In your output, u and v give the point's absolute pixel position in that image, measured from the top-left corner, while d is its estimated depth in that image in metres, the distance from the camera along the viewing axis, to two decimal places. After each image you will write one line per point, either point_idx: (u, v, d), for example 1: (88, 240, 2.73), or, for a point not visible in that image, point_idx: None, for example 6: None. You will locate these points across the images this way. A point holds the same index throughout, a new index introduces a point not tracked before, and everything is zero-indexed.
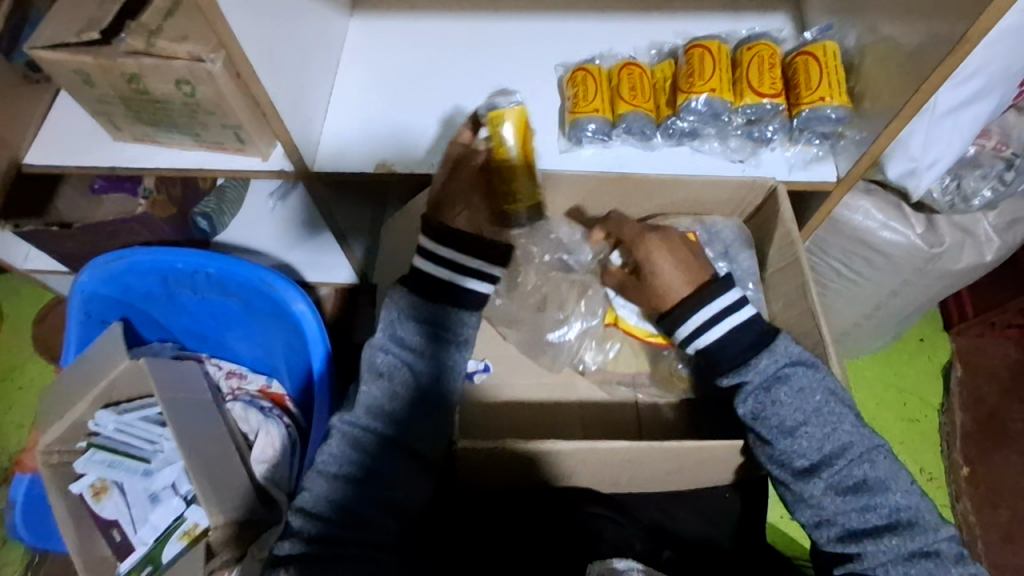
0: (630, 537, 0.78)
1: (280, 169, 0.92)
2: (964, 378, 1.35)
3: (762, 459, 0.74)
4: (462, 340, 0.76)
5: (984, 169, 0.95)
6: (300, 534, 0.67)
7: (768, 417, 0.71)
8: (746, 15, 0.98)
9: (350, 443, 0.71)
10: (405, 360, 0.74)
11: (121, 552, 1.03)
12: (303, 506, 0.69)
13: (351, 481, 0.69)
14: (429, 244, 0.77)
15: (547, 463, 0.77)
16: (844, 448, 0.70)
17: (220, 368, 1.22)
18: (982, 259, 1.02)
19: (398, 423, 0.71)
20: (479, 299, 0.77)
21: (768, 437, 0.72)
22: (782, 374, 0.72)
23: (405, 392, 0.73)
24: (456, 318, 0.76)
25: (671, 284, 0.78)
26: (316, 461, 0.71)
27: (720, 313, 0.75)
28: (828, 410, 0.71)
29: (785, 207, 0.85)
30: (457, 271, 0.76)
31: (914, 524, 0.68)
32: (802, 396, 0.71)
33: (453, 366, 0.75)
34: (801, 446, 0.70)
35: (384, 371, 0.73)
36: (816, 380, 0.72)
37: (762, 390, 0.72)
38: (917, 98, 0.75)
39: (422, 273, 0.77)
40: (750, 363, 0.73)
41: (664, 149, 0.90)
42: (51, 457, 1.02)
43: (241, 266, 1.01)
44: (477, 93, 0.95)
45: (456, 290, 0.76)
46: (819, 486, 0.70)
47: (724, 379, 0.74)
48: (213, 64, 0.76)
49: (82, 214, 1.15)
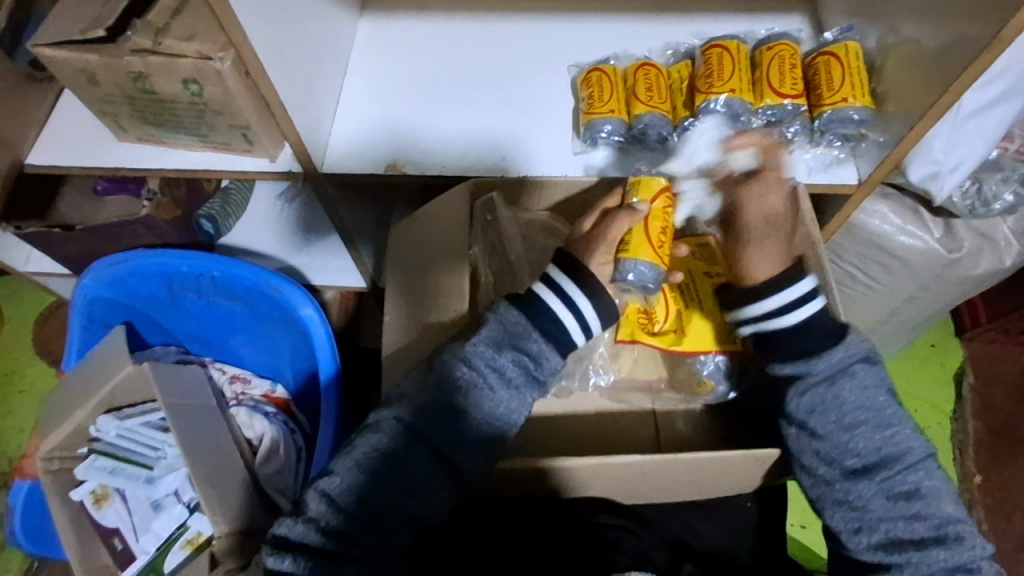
0: (650, 549, 0.76)
1: (288, 170, 0.90)
2: (978, 385, 1.33)
3: (804, 455, 0.72)
4: (542, 382, 0.71)
5: (1005, 173, 0.93)
6: (317, 521, 0.66)
7: (824, 411, 0.70)
8: (763, 16, 0.96)
9: (396, 439, 0.67)
10: (480, 380, 0.69)
11: (123, 561, 1.01)
12: (327, 491, 0.67)
13: (384, 481, 0.66)
14: (557, 273, 0.71)
15: (556, 475, 0.74)
16: (903, 454, 0.69)
17: (224, 372, 1.19)
18: (1000, 264, 1.01)
19: (456, 438, 0.68)
20: (573, 344, 0.72)
21: (822, 431, 0.70)
22: (849, 369, 0.70)
23: (467, 415, 0.68)
24: (537, 344, 0.70)
25: (759, 263, 0.73)
26: (354, 447, 0.68)
27: (800, 298, 0.71)
28: (890, 412, 0.70)
29: (805, 207, 0.82)
30: (573, 314, 0.71)
31: (961, 538, 0.67)
32: (865, 395, 0.70)
33: (525, 401, 0.71)
34: (857, 444, 0.69)
35: (459, 381, 0.68)
36: (878, 380, 0.71)
37: (827, 383, 0.70)
38: (943, 100, 0.73)
39: (536, 296, 0.71)
40: (824, 354, 0.70)
41: (681, 152, 0.89)
42: (52, 463, 0.98)
43: (249, 269, 0.99)
44: (490, 94, 0.93)
45: (558, 329, 0.71)
46: (870, 487, 0.68)
47: (780, 367, 0.72)
48: (222, 63, 0.74)
49: (85, 215, 1.13)
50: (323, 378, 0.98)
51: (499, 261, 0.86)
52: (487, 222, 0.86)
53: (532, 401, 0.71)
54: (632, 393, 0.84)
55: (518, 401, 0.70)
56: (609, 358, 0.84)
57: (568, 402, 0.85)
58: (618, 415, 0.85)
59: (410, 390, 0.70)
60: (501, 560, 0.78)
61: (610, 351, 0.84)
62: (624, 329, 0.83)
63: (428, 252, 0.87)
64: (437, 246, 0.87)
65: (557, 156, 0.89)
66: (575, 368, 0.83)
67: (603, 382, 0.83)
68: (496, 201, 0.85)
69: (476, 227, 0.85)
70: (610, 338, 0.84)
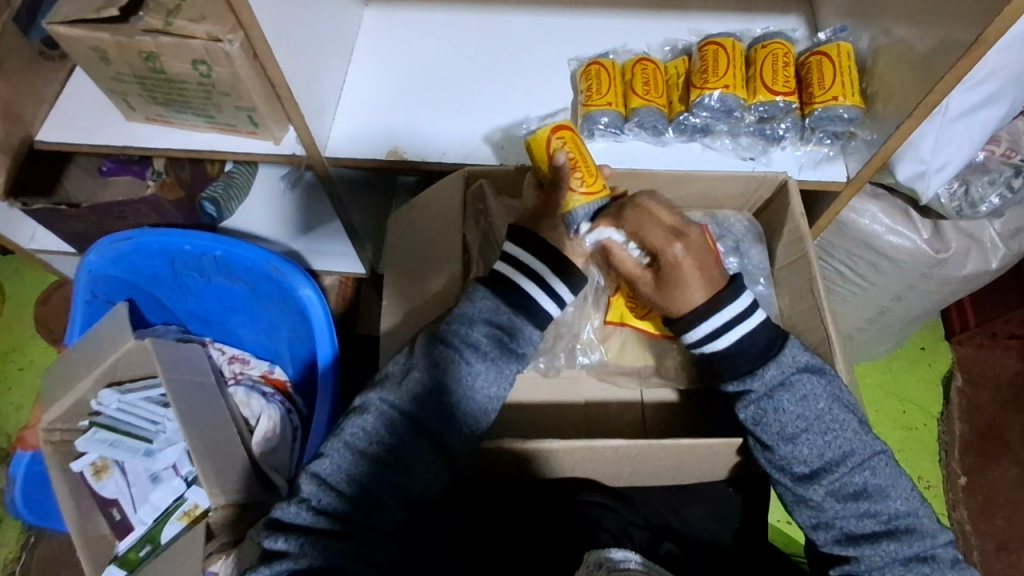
0: (629, 527, 0.78)
1: (292, 153, 0.93)
2: (964, 387, 1.36)
3: (761, 461, 0.74)
4: (521, 355, 0.73)
5: (992, 176, 0.95)
6: (310, 502, 0.67)
7: (768, 424, 0.71)
8: (759, 16, 0.98)
9: (384, 421, 0.70)
10: (462, 360, 0.70)
11: (120, 530, 1.03)
12: (319, 472, 0.68)
13: (376, 460, 0.69)
14: (522, 256, 0.74)
15: (541, 458, 0.76)
16: (847, 455, 0.71)
17: (223, 352, 1.22)
18: (987, 266, 1.02)
19: (441, 417, 0.70)
20: (548, 315, 0.74)
21: (769, 443, 0.72)
22: (787, 381, 0.72)
23: (455, 393, 0.70)
24: (521, 330, 0.73)
25: (688, 290, 0.72)
26: (342, 430, 0.70)
27: (723, 324, 0.72)
28: (829, 418, 0.71)
29: (795, 202, 0.84)
30: (542, 286, 0.73)
31: (912, 530, 0.69)
32: (804, 404, 0.71)
33: (506, 376, 0.72)
34: (801, 452, 0.71)
35: (444, 364, 0.70)
36: (821, 387, 0.72)
37: (764, 398, 0.71)
38: (930, 100, 0.75)
39: (507, 279, 0.74)
40: (756, 373, 0.72)
41: (675, 145, 0.92)
42: (53, 434, 1.01)
43: (249, 249, 1.02)
44: (491, 85, 0.95)
45: (525, 299, 0.73)
46: (819, 491, 0.71)
47: (729, 385, 0.74)
48: (231, 45, 0.76)
49: (90, 195, 1.18)
50: (320, 362, 0.99)
51: (492, 250, 0.86)
52: (479, 211, 0.88)
53: (514, 376, 0.73)
54: (621, 377, 0.86)
55: (501, 380, 0.72)
56: (597, 339, 0.85)
57: (557, 386, 0.87)
58: (609, 402, 0.86)
59: (398, 372, 0.72)
60: (490, 537, 0.78)
61: (598, 332, 0.86)
62: (613, 310, 0.86)
63: (427, 249, 0.87)
64: (438, 245, 0.86)
65: None
66: (557, 346, 0.85)
67: (588, 360, 0.85)
68: (486, 189, 0.87)
69: (468, 214, 0.88)
70: (599, 319, 0.86)
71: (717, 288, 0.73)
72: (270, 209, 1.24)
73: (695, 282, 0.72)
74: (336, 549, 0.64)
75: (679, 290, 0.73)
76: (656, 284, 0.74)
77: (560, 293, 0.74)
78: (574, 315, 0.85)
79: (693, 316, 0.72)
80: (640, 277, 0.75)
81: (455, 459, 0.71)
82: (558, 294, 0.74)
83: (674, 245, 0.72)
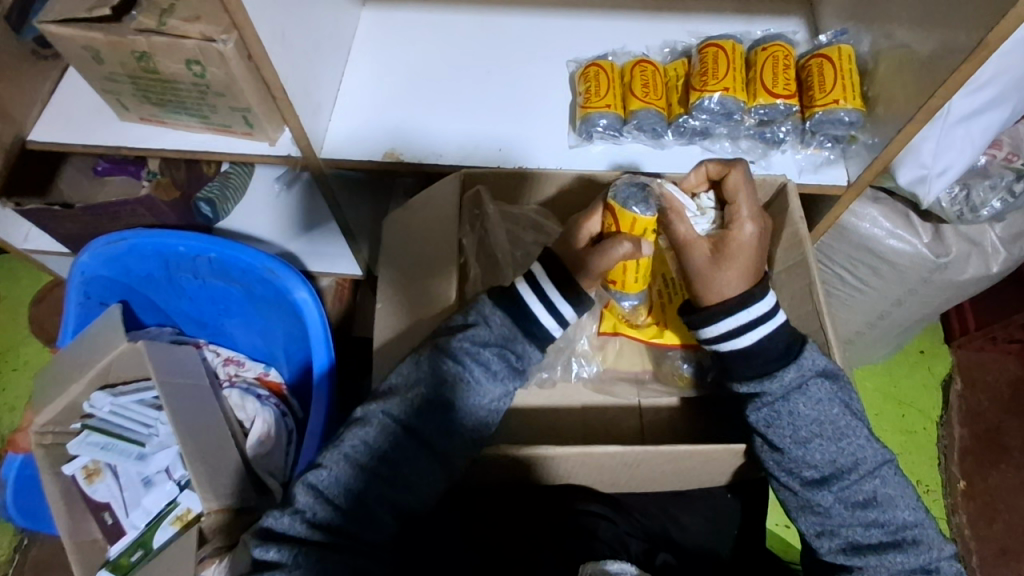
0: (625, 535, 0.77)
1: (288, 154, 0.92)
2: (964, 392, 1.35)
3: (768, 464, 0.73)
4: (522, 371, 0.73)
5: (993, 180, 0.94)
6: (305, 513, 0.66)
7: (780, 426, 0.70)
8: (760, 18, 0.98)
9: (385, 433, 0.69)
10: (468, 375, 0.70)
11: (111, 535, 1.03)
12: (315, 483, 0.67)
13: (374, 474, 0.68)
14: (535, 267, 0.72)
15: (539, 465, 0.75)
16: (857, 464, 0.70)
17: (217, 355, 1.20)
18: (986, 270, 1.02)
19: (441, 433, 0.69)
20: (550, 336, 0.73)
21: (780, 445, 0.71)
22: (802, 385, 0.70)
23: (457, 409, 0.70)
24: (524, 346, 0.73)
25: (741, 264, 0.70)
26: (342, 441, 0.69)
27: (752, 320, 0.69)
28: (843, 423, 0.70)
29: (793, 206, 0.83)
30: (543, 303, 0.71)
31: (918, 542, 0.68)
32: (819, 408, 0.70)
33: (507, 391, 0.73)
34: (813, 457, 0.70)
35: (448, 379, 0.70)
36: (834, 393, 0.71)
37: (780, 400, 0.70)
38: (931, 104, 0.74)
39: (511, 292, 0.73)
40: (774, 376, 0.70)
41: (675, 148, 0.91)
42: (45, 437, 1.01)
43: (244, 250, 1.00)
44: (489, 86, 0.94)
45: (531, 322, 0.72)
46: (827, 497, 0.70)
47: (740, 385, 0.72)
48: (225, 45, 0.75)
49: (84, 195, 1.16)
50: (315, 369, 0.98)
51: (494, 265, 0.87)
52: (475, 215, 0.87)
53: (514, 392, 0.73)
54: (617, 383, 0.86)
55: (502, 394, 0.72)
56: (592, 349, 0.85)
57: (554, 392, 0.86)
58: (606, 407, 0.86)
59: (401, 384, 0.72)
60: (491, 541, 0.78)
61: (593, 342, 0.85)
62: (606, 321, 0.84)
63: (423, 253, 0.86)
64: (435, 249, 0.84)
65: (551, 148, 0.90)
66: (558, 359, 0.85)
67: (587, 373, 0.85)
68: (482, 194, 0.85)
69: (464, 219, 0.86)
70: (595, 329, 0.85)
71: (755, 280, 0.71)
72: (267, 210, 1.23)
73: (746, 266, 0.70)
74: (331, 561, 0.63)
75: (727, 269, 0.69)
76: (710, 255, 0.70)
77: (560, 309, 0.71)
78: (573, 327, 0.84)
79: (740, 302, 0.69)
80: (694, 242, 0.70)
81: (454, 473, 0.70)
82: (558, 310, 0.71)
83: (750, 227, 0.71)
